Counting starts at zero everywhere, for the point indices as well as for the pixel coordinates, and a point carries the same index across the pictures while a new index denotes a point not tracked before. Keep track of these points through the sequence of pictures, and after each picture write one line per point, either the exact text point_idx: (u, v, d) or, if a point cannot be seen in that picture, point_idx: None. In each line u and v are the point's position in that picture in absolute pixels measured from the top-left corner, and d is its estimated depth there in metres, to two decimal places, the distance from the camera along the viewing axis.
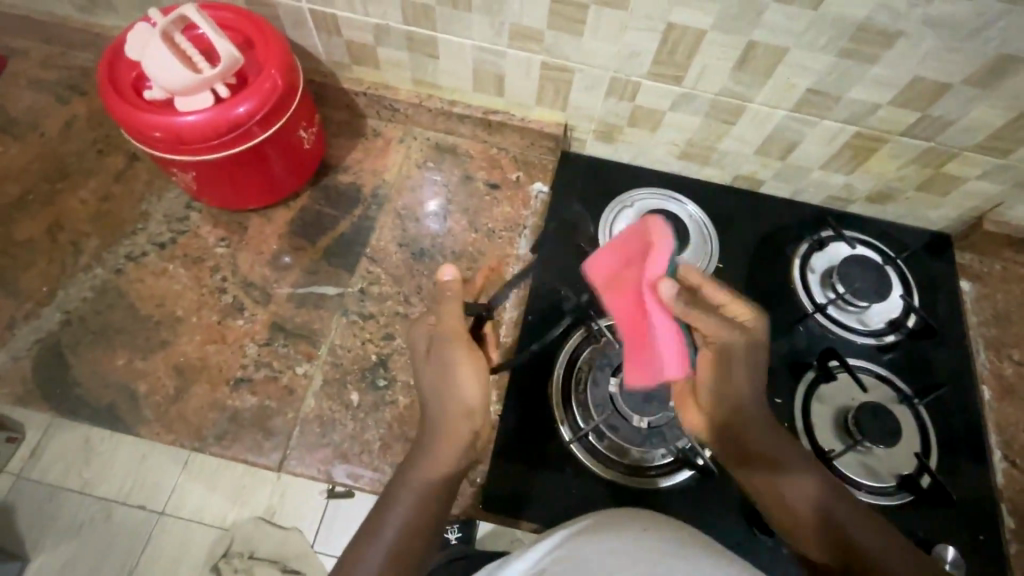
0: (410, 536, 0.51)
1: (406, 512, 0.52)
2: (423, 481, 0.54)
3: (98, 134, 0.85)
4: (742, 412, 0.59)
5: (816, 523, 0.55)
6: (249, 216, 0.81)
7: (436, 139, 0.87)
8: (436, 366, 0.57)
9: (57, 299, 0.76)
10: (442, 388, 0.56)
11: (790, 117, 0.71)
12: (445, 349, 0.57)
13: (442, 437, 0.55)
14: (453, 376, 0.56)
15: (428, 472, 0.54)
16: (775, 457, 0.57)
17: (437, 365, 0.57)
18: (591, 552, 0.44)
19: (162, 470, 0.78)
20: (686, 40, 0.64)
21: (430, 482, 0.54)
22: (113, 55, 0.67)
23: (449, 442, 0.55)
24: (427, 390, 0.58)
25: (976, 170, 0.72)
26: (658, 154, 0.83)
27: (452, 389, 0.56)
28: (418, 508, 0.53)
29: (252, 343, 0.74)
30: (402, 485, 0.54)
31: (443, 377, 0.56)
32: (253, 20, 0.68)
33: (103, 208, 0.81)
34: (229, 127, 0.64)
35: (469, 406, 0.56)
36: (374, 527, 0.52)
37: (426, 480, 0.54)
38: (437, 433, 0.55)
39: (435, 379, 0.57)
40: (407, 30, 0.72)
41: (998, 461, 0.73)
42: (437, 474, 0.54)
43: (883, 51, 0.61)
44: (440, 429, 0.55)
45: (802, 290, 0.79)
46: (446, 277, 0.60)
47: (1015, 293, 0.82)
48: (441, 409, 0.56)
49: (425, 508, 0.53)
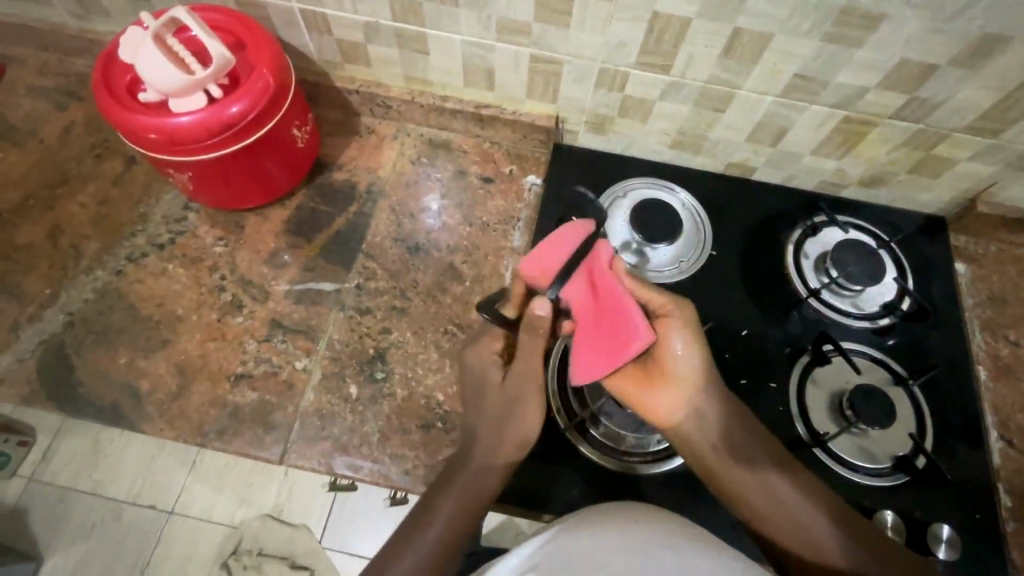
0: (444, 547, 0.57)
1: (443, 522, 0.58)
2: (462, 496, 0.59)
3: (96, 139, 0.86)
4: (711, 422, 0.60)
5: (797, 529, 0.57)
6: (246, 215, 0.82)
7: (430, 135, 0.87)
8: (497, 399, 0.62)
9: (59, 302, 0.77)
10: (503, 414, 0.62)
11: (778, 103, 0.71)
12: (518, 382, 0.61)
13: (490, 463, 0.61)
14: (515, 413, 0.62)
15: (467, 488, 0.60)
16: (760, 461, 0.60)
17: (496, 396, 0.62)
18: (582, 547, 0.45)
19: (173, 472, 1.02)
20: (672, 29, 0.64)
21: (470, 496, 0.59)
22: (107, 60, 0.68)
23: (495, 464, 0.61)
24: (486, 412, 0.62)
25: (966, 152, 0.72)
26: (649, 144, 0.83)
27: (508, 422, 0.62)
28: (458, 517, 0.58)
29: (251, 339, 0.75)
30: (442, 496, 0.60)
31: (507, 405, 0.62)
32: (244, 22, 0.69)
33: (102, 211, 0.82)
34: (223, 127, 0.65)
35: (524, 440, 0.61)
36: (413, 531, 0.58)
37: (466, 494, 0.59)
38: (484, 457, 0.61)
39: (493, 411, 0.62)
40: (396, 26, 0.72)
41: (994, 441, 0.73)
42: (479, 493, 0.59)
43: (868, 35, 0.61)
44: (490, 454, 0.61)
45: (795, 276, 0.79)
46: (538, 312, 0.58)
47: (1010, 274, 0.82)
48: (493, 437, 0.61)
49: (462, 521, 0.58)
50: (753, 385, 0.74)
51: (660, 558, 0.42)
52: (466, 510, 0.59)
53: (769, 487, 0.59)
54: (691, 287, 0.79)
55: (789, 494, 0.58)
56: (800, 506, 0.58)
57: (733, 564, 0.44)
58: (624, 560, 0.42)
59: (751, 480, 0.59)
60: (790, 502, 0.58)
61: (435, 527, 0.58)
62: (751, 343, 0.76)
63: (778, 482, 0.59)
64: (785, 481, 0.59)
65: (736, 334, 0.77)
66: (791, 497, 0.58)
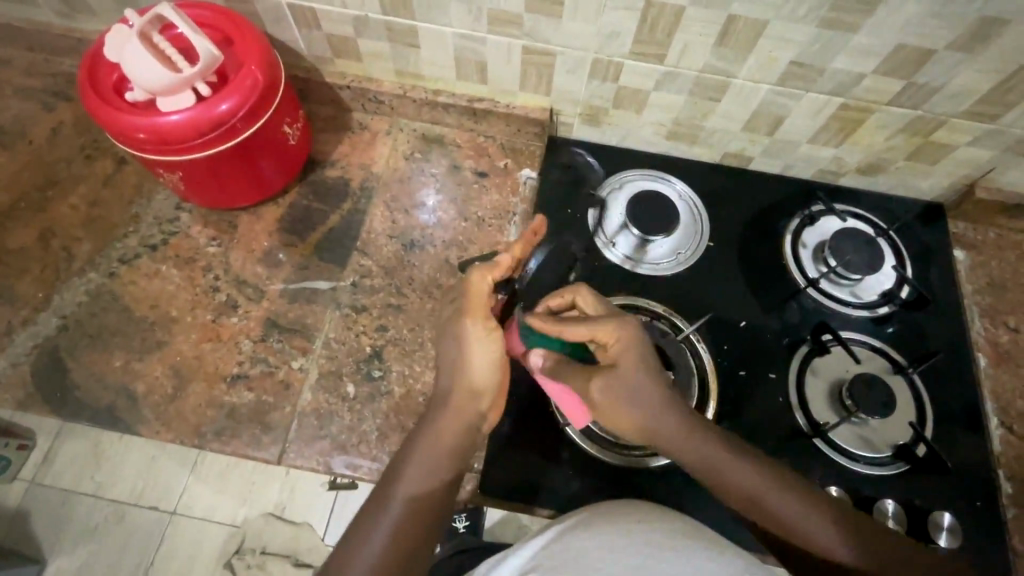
0: (409, 529, 0.50)
1: (407, 499, 0.52)
2: (428, 461, 0.54)
3: (86, 139, 0.85)
4: (683, 431, 0.56)
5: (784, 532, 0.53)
6: (239, 214, 0.81)
7: (423, 130, 0.87)
8: (452, 349, 0.57)
9: (52, 305, 0.76)
10: (456, 363, 0.56)
11: (774, 92, 0.71)
12: (465, 320, 0.56)
13: (450, 426, 0.55)
14: (465, 353, 0.56)
15: (429, 460, 0.54)
16: (747, 464, 0.55)
17: (451, 345, 0.57)
18: (584, 545, 0.44)
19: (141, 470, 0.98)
20: (665, 19, 0.64)
21: (434, 469, 0.53)
22: (93, 59, 0.67)
23: (453, 420, 0.55)
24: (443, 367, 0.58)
25: (965, 137, 0.72)
26: (645, 135, 0.82)
27: (467, 369, 0.57)
28: (422, 493, 0.52)
29: (247, 340, 0.75)
30: (403, 473, 0.53)
31: (458, 347, 0.57)
32: (230, 17, 0.68)
33: (94, 213, 0.81)
34: (212, 126, 0.64)
35: (480, 388, 0.57)
36: (371, 516, 0.51)
37: (428, 468, 0.53)
38: (446, 422, 0.55)
39: (449, 363, 0.57)
40: (386, 20, 0.71)
41: (995, 428, 0.73)
42: (442, 464, 0.54)
43: (864, 20, 0.60)
44: (450, 420, 0.55)
45: (794, 266, 0.79)
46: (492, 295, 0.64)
47: (1009, 259, 0.82)
48: (452, 394, 0.56)
49: (429, 497, 0.52)
50: (752, 377, 0.73)
51: (663, 558, 0.42)
52: (431, 489, 0.53)
53: (753, 490, 0.54)
54: (689, 279, 0.79)
55: (776, 495, 0.54)
56: (777, 506, 0.53)
57: (735, 561, 0.43)
58: (628, 561, 0.42)
59: (730, 481, 0.55)
60: (778, 502, 0.53)
61: (397, 506, 0.51)
62: (750, 334, 0.76)
63: (749, 478, 0.55)
64: (768, 483, 0.54)
65: (735, 325, 0.76)
66: (776, 499, 0.54)
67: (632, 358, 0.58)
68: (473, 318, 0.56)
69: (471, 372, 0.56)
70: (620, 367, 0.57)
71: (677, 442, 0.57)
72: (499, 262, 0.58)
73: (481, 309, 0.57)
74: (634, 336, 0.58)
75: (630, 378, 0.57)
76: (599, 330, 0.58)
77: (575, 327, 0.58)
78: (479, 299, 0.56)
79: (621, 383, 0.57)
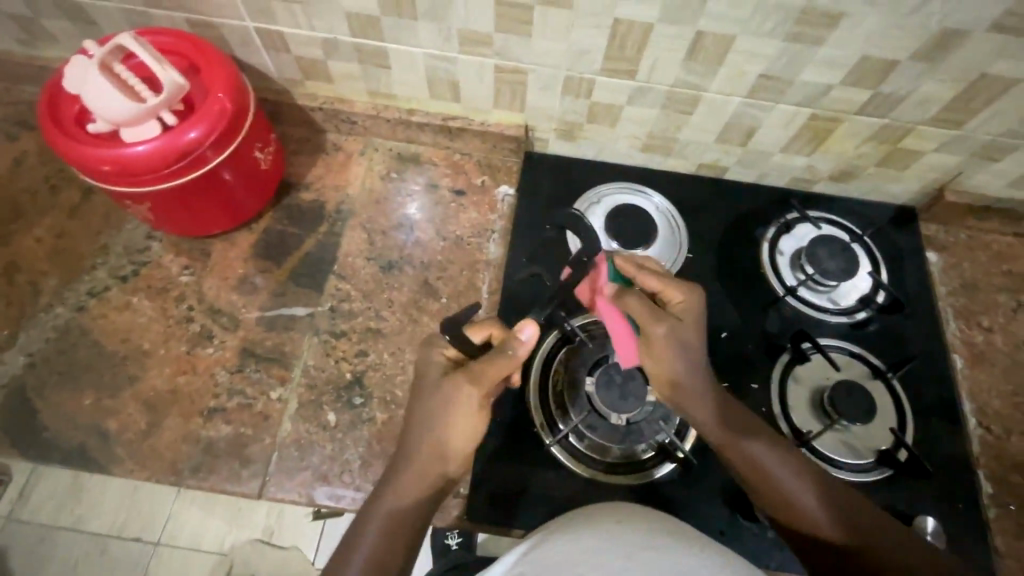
0: (380, 567, 0.51)
1: (370, 547, 0.51)
2: (394, 512, 0.53)
3: (51, 169, 0.83)
4: (713, 403, 0.60)
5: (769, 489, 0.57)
6: (212, 242, 0.80)
7: (397, 149, 0.86)
8: (437, 401, 0.54)
9: (18, 343, 0.74)
10: (433, 419, 0.54)
11: (745, 104, 0.71)
12: (454, 384, 0.54)
13: (415, 479, 0.54)
14: (445, 414, 0.54)
15: (395, 504, 0.53)
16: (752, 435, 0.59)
17: (436, 397, 0.54)
18: (564, 552, 0.43)
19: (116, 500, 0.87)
20: (633, 36, 0.64)
21: (395, 523, 0.53)
22: (54, 90, 0.65)
23: (419, 476, 0.54)
24: (417, 415, 0.55)
25: (933, 143, 0.73)
26: (622, 149, 0.82)
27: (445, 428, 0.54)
28: (384, 543, 0.52)
29: (223, 370, 0.73)
30: (370, 518, 0.53)
31: (436, 408, 0.54)
32: (193, 42, 0.66)
33: (59, 244, 0.79)
34: (179, 155, 0.63)
35: (454, 447, 0.55)
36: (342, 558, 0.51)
37: (390, 519, 0.53)
38: (408, 478, 0.54)
39: (427, 414, 0.54)
40: (356, 42, 0.71)
41: (973, 428, 0.74)
42: (406, 516, 0.53)
43: (828, 34, 0.61)
44: (417, 471, 0.54)
45: (771, 274, 0.79)
46: (524, 335, 0.56)
47: (980, 260, 0.83)
48: (422, 444, 0.54)
49: (394, 546, 0.52)
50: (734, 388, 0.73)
51: (645, 562, 0.42)
52: (388, 554, 0.51)
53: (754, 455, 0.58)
54: None
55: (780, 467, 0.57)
56: (774, 473, 0.57)
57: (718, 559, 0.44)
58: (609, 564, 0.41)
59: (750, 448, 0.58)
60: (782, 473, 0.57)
61: (361, 556, 0.51)
62: (731, 345, 0.76)
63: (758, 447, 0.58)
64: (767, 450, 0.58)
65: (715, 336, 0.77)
66: (778, 469, 0.57)
67: (697, 320, 0.61)
68: (469, 387, 0.54)
69: (450, 434, 0.54)
70: (685, 317, 0.60)
71: (710, 413, 0.60)
72: (513, 356, 0.55)
73: (474, 385, 0.54)
74: (699, 305, 0.62)
75: (688, 332, 0.60)
76: (670, 288, 0.62)
77: (648, 275, 0.62)
78: (488, 378, 0.54)
79: (681, 332, 0.60)
